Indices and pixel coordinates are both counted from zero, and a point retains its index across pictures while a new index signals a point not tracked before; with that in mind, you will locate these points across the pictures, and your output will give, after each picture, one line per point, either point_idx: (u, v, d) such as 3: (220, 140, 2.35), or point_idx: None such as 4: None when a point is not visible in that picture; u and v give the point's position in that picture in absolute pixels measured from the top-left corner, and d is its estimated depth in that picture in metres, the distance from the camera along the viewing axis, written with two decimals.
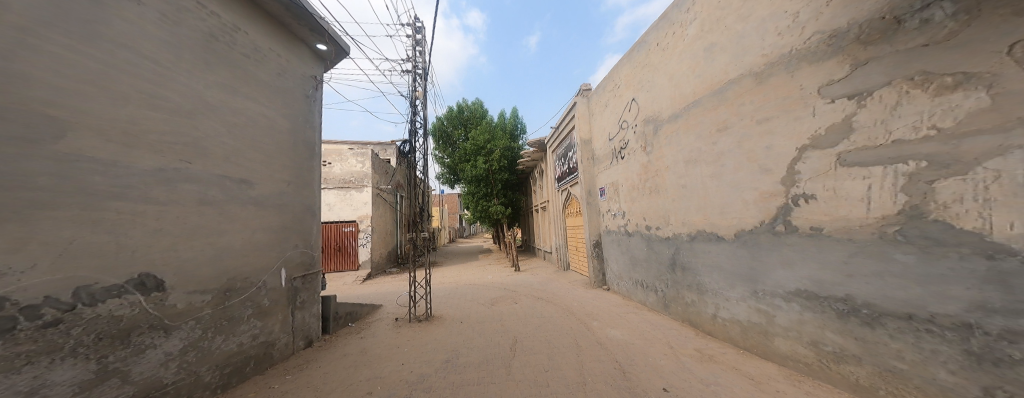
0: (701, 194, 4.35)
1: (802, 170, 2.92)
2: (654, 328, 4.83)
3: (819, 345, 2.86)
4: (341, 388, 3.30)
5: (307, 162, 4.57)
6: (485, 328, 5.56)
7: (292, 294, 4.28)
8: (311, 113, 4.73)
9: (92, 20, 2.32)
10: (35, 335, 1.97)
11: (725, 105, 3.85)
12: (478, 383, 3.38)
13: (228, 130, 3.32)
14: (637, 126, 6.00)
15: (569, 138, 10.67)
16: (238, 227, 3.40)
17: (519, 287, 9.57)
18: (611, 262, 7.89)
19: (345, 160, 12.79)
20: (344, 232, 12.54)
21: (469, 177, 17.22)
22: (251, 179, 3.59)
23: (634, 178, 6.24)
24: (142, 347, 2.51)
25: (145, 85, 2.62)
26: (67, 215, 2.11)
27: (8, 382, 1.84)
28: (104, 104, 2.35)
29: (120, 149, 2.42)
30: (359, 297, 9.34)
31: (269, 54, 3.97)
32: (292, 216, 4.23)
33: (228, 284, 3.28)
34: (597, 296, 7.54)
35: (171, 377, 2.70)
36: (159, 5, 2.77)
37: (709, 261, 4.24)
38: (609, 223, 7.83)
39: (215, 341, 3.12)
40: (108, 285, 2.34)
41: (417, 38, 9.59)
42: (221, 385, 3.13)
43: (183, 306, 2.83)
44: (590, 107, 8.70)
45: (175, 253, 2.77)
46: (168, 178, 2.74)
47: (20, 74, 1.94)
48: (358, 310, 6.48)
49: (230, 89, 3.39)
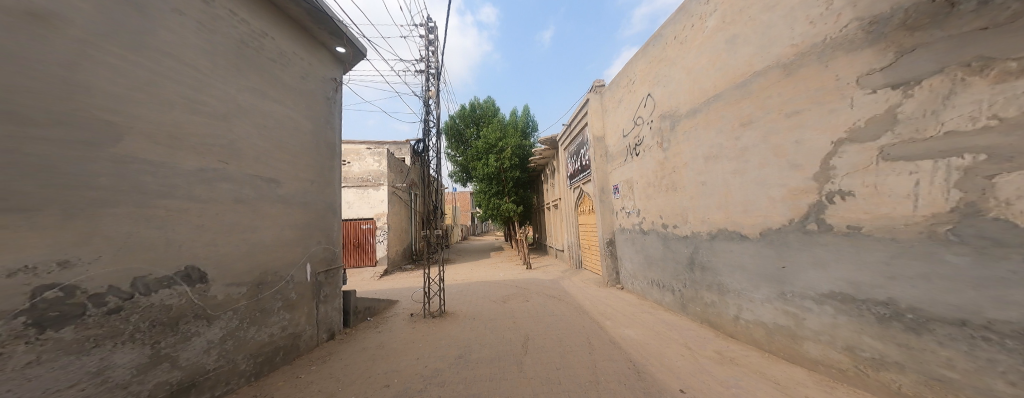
0: (722, 191, 4.20)
1: (838, 164, 2.77)
2: (670, 328, 4.72)
3: (854, 350, 2.71)
4: (361, 381, 3.41)
5: (328, 162, 4.74)
6: (497, 325, 5.60)
7: (317, 288, 4.45)
8: (331, 114, 4.89)
9: (141, 30, 2.47)
10: (101, 321, 2.14)
11: (748, 99, 3.71)
12: (490, 378, 3.43)
13: (258, 131, 3.48)
14: (653, 122, 5.87)
15: (581, 135, 10.55)
16: (269, 224, 3.56)
17: (532, 285, 9.60)
18: (625, 261, 7.74)
19: (363, 159, 13.14)
20: (362, 230, 12.92)
21: (481, 175, 17.39)
22: (279, 178, 3.75)
23: (649, 175, 6.12)
24: (188, 335, 2.68)
25: (186, 90, 2.77)
26: (124, 212, 2.27)
27: (78, 363, 2.01)
28: (153, 108, 2.50)
29: (168, 151, 2.58)
30: (376, 292, 9.61)
31: (293, 58, 4.12)
32: (316, 214, 4.39)
33: (261, 278, 3.46)
34: (611, 295, 7.42)
35: (212, 363, 2.87)
36: (197, 14, 2.92)
37: (731, 260, 4.09)
38: (623, 223, 7.68)
39: (249, 331, 3.30)
40: (160, 277, 2.50)
41: (430, 38, 9.75)
42: (254, 374, 3.31)
43: (223, 297, 3.01)
44: (603, 103, 8.55)
45: (215, 248, 2.94)
46: (208, 178, 2.89)
47: (80, 82, 2.09)
48: (375, 305, 6.67)
49: (259, 93, 3.54)
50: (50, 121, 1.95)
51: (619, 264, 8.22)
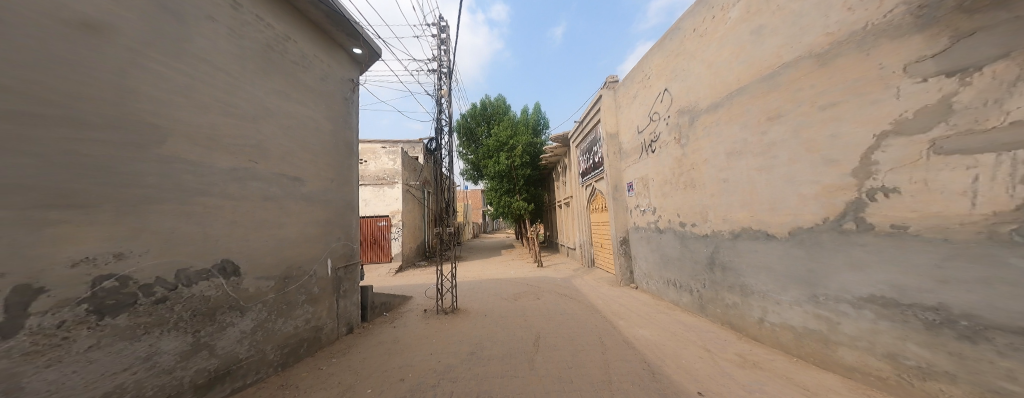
0: (747, 188, 4.02)
1: (880, 159, 2.59)
2: (687, 330, 4.59)
3: (897, 358, 2.54)
4: (377, 374, 3.50)
5: (347, 160, 4.88)
6: (508, 322, 5.63)
7: (337, 283, 4.60)
8: (349, 114, 5.02)
9: (180, 37, 2.61)
10: (150, 310, 2.30)
11: (776, 92, 3.52)
12: (502, 375, 3.45)
13: (283, 132, 3.62)
14: (670, 118, 5.68)
15: (593, 132, 10.37)
16: (293, 220, 3.71)
17: (543, 283, 9.58)
18: (639, 260, 7.58)
19: (378, 157, 13.45)
20: (378, 227, 13.26)
21: (492, 173, 17.42)
22: (302, 176, 3.89)
23: (666, 172, 5.95)
24: (223, 325, 2.84)
25: (220, 93, 2.91)
26: (169, 208, 2.42)
27: (131, 348, 2.17)
28: (191, 111, 2.65)
29: (205, 151, 2.73)
30: (391, 288, 9.85)
31: (314, 60, 4.25)
32: (335, 211, 4.53)
33: (287, 272, 3.61)
34: (624, 295, 7.29)
35: (245, 352, 3.03)
36: (228, 21, 3.06)
37: (755, 260, 3.93)
38: (638, 222, 7.51)
39: (277, 323, 3.46)
40: (200, 269, 2.66)
41: (442, 37, 9.83)
42: (280, 363, 3.47)
43: (254, 290, 3.17)
44: (617, 99, 8.36)
45: (246, 242, 3.09)
46: (240, 177, 3.04)
47: (129, 87, 2.24)
48: (390, 301, 6.84)
49: (283, 95, 3.68)
50: (105, 125, 2.10)
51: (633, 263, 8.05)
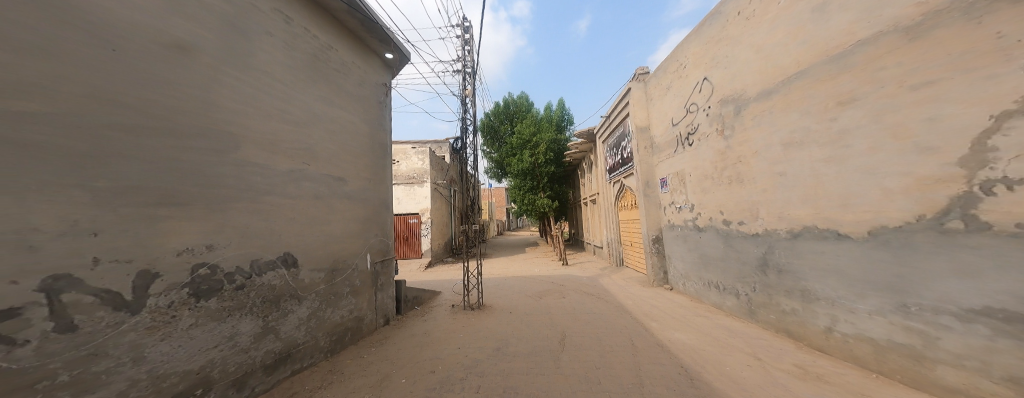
0: (810, 182, 3.58)
1: (998, 145, 2.17)
2: (731, 335, 4.23)
3: (1020, 382, 2.10)
4: (411, 365, 3.68)
5: (382, 161, 5.15)
6: (534, 320, 5.62)
7: (374, 276, 4.89)
8: (383, 117, 5.28)
9: (246, 53, 2.92)
10: (231, 295, 2.64)
11: (847, 73, 3.10)
12: (527, 372, 3.45)
13: (329, 136, 3.93)
14: (709, 109, 5.27)
15: (620, 126, 9.93)
16: (338, 218, 4.01)
17: (567, 282, 9.44)
18: (674, 260, 7.15)
19: (409, 158, 14.07)
20: (410, 224, 13.89)
21: (516, 171, 17.39)
22: (345, 177, 4.19)
23: (706, 166, 5.50)
24: (286, 311, 3.17)
25: (279, 102, 3.23)
26: (243, 206, 2.75)
27: (218, 328, 2.52)
28: (258, 119, 2.96)
29: (268, 155, 3.04)
30: (422, 282, 10.31)
31: (353, 67, 4.53)
32: (373, 209, 4.81)
33: (335, 265, 3.93)
34: (657, 296, 6.91)
35: (303, 337, 3.36)
36: (282, 35, 3.37)
37: (822, 262, 3.51)
38: (673, 220, 7.05)
39: (327, 312, 3.79)
40: (269, 260, 3.00)
41: (466, 37, 10.02)
42: (329, 350, 3.79)
43: (310, 280, 3.50)
44: (647, 91, 7.91)
45: (302, 237, 3.40)
46: (296, 178, 3.35)
47: (211, 101, 2.56)
48: (421, 295, 7.14)
49: (328, 101, 3.99)
50: (197, 134, 2.44)
51: (668, 263, 7.59)
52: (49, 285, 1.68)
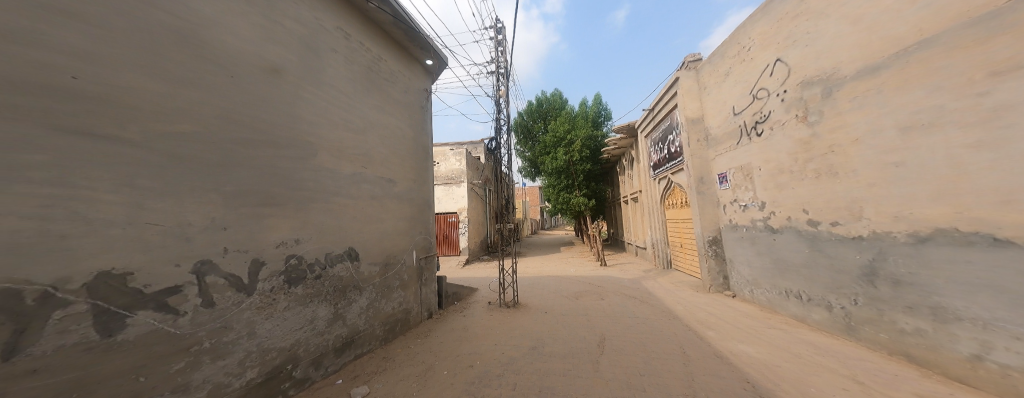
0: (946, 174, 3.17)
1: None
2: (820, 353, 3.91)
3: None
4: (450, 358, 4.11)
5: (423, 163, 5.72)
6: (570, 321, 5.69)
7: (420, 271, 5.56)
8: (424, 121, 5.88)
9: (317, 69, 3.75)
10: (312, 283, 3.52)
11: (1002, 37, 2.81)
12: (564, 374, 3.59)
13: (381, 140, 4.63)
14: (784, 93, 5.06)
15: (666, 119, 9.64)
16: (389, 217, 4.72)
17: (605, 282, 9.45)
18: (738, 264, 6.75)
19: (447, 159, 14.60)
20: (449, 222, 14.38)
21: (549, 169, 17.53)
22: (393, 179, 4.83)
23: (784, 157, 5.19)
24: (349, 299, 4.01)
25: (343, 113, 4.04)
26: (319, 204, 3.60)
27: (303, 309, 3.39)
28: (326, 128, 3.79)
29: (335, 160, 3.85)
30: (462, 279, 10.70)
31: (400, 76, 5.23)
32: (416, 208, 5.38)
33: (387, 260, 4.70)
34: (714, 302, 6.62)
35: (361, 324, 4.17)
36: (346, 54, 4.19)
37: (974, 275, 3.04)
38: (736, 220, 6.71)
39: (381, 303, 4.57)
40: (337, 254, 3.86)
41: (500, 38, 10.20)
42: (383, 338, 4.58)
43: (366, 273, 4.31)
44: (700, 81, 7.67)
45: (361, 232, 4.20)
46: (356, 179, 4.13)
47: (295, 115, 3.40)
48: (459, 291, 7.54)
49: (380, 108, 4.70)
50: (286, 144, 3.27)
51: (726, 265, 7.26)
52: (199, 267, 2.51)
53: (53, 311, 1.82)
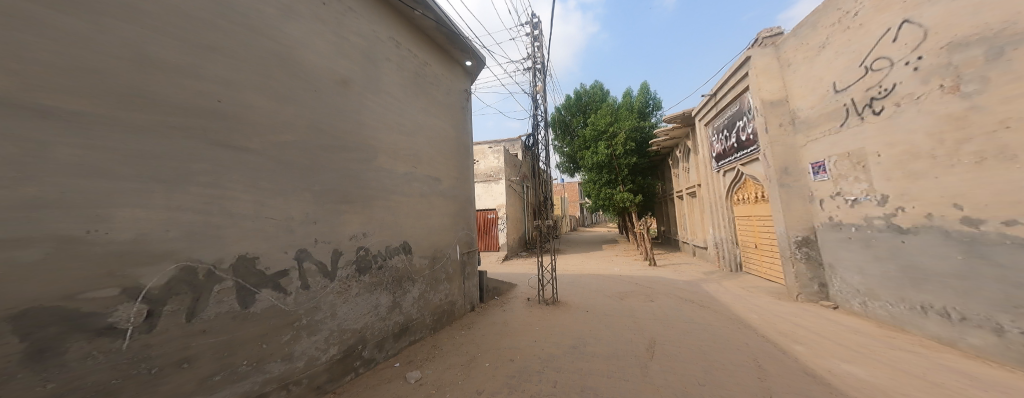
0: None
1: None
2: (969, 383, 3.17)
3: None
4: (492, 352, 4.40)
5: (462, 161, 6.24)
6: (612, 321, 5.65)
7: (461, 265, 6.12)
8: (462, 121, 6.41)
9: (375, 77, 4.36)
10: (377, 273, 4.15)
11: None
12: (609, 376, 3.61)
13: (425, 142, 5.22)
14: (920, 60, 4.27)
15: (737, 103, 8.72)
16: (434, 213, 5.31)
17: (655, 283, 8.90)
18: (840, 269, 5.86)
19: (486, 157, 15.00)
20: (489, 219, 14.78)
21: (590, 165, 16.96)
22: (436, 177, 5.40)
23: (917, 138, 4.37)
24: (404, 289, 4.62)
25: (395, 118, 4.63)
26: (377, 200, 4.20)
27: (371, 296, 4.03)
28: (383, 133, 4.39)
29: (389, 161, 4.44)
30: (503, 273, 11.03)
31: (441, 79, 5.79)
32: (456, 204, 5.93)
33: (433, 254, 5.29)
34: (808, 314, 5.76)
35: (413, 312, 4.79)
36: (397, 62, 4.78)
37: None
38: (841, 218, 5.74)
39: (429, 294, 5.17)
40: (395, 246, 4.48)
41: (535, 34, 10.29)
42: (431, 327, 5.17)
43: (418, 266, 4.91)
44: (783, 59, 6.87)
45: (411, 226, 4.77)
46: (406, 177, 4.71)
47: (359, 123, 4.02)
48: (499, 286, 7.88)
49: (424, 112, 5.29)
50: (353, 148, 3.89)
51: (827, 271, 6.26)
52: (298, 255, 3.18)
53: (211, 287, 2.50)
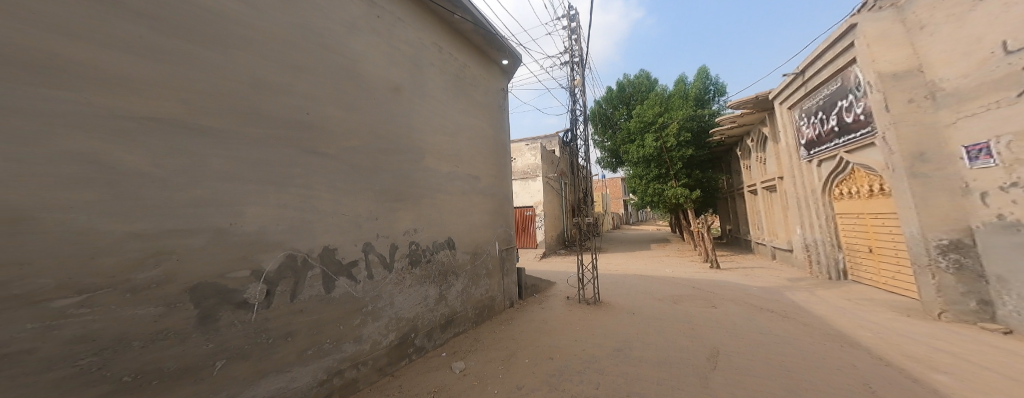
0: None
1: None
2: None
3: None
4: (532, 348, 4.31)
5: (500, 160, 6.29)
6: (665, 326, 5.09)
7: (501, 261, 6.18)
8: (501, 120, 6.47)
9: (423, 79, 4.55)
10: (426, 265, 4.35)
11: None
12: (661, 384, 3.23)
13: (466, 141, 5.34)
14: None
15: (837, 79, 7.22)
16: (474, 210, 5.41)
17: (715, 288, 7.84)
18: (1015, 280, 4.31)
19: (523, 155, 14.76)
20: (527, 216, 14.56)
21: (635, 159, 15.57)
22: (476, 175, 5.50)
23: None
24: (449, 281, 4.78)
25: (440, 116, 4.80)
26: (425, 196, 4.40)
27: (422, 287, 4.24)
28: (430, 134, 4.57)
29: (435, 161, 4.64)
30: (542, 271, 10.79)
31: (480, 78, 5.87)
32: (494, 201, 5.99)
33: (474, 250, 5.41)
34: (952, 335, 4.41)
35: (458, 304, 4.93)
36: (441, 62, 4.93)
37: None
38: (1021, 216, 4.21)
39: (472, 288, 5.28)
40: (442, 241, 4.67)
41: (572, 26, 9.80)
42: (473, 320, 5.27)
43: (461, 261, 5.05)
44: (912, 21, 5.41)
45: (453, 223, 4.89)
46: (449, 175, 4.88)
47: (409, 124, 4.24)
48: (537, 284, 7.73)
49: (466, 112, 5.43)
50: (405, 150, 4.12)
51: (990, 286, 4.63)
52: (366, 247, 3.48)
53: (306, 273, 2.86)
